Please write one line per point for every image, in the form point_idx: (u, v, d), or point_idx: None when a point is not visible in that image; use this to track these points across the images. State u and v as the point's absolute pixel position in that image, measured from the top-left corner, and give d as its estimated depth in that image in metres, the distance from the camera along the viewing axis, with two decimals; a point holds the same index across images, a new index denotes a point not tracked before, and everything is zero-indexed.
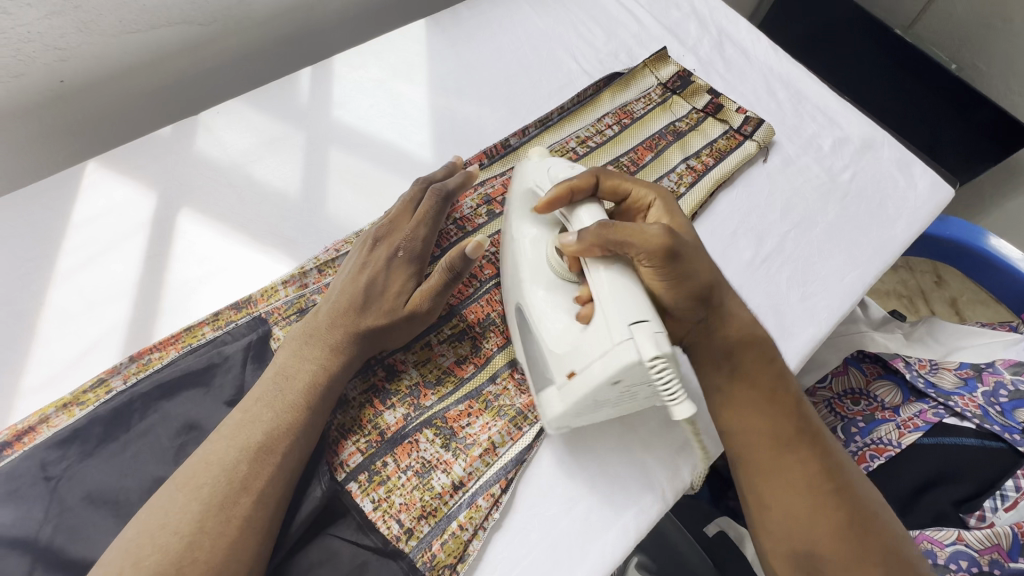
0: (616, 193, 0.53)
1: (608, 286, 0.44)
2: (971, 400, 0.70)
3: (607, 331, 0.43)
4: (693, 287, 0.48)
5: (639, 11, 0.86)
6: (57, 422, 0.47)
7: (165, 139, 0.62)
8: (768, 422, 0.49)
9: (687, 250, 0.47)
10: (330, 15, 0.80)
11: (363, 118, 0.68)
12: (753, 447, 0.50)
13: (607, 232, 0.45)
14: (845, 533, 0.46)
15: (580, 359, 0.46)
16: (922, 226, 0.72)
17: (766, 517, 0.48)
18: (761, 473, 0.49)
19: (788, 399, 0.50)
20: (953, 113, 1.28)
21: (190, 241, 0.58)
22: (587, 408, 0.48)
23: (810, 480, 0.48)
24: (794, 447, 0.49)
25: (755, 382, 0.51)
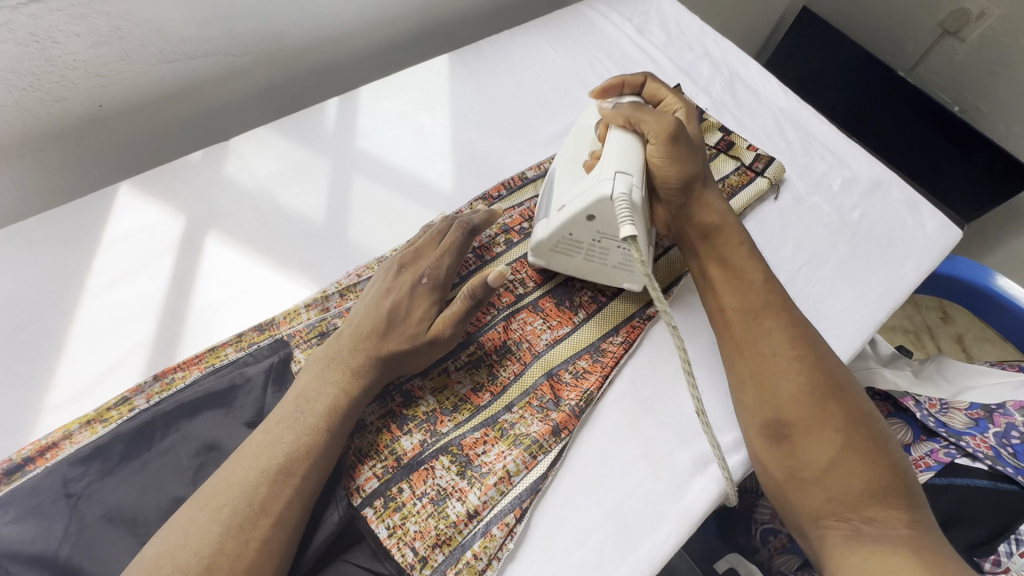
0: (654, 98, 0.68)
1: (613, 145, 0.57)
2: (982, 440, 0.70)
3: (596, 174, 0.55)
4: (682, 172, 0.60)
5: (654, 51, 0.89)
6: (80, 439, 0.48)
7: (197, 164, 0.65)
8: (740, 296, 0.57)
9: (685, 141, 0.59)
10: (357, 49, 0.84)
11: (387, 148, 0.71)
12: (728, 323, 0.57)
13: (634, 110, 0.59)
14: (813, 399, 0.51)
15: (571, 195, 0.56)
16: (931, 265, 0.73)
17: (741, 389, 0.54)
18: (736, 346, 0.56)
19: (758, 277, 0.58)
20: (958, 154, 1.32)
21: (216, 263, 0.59)
22: (563, 242, 0.59)
23: (775, 347, 0.54)
24: (764, 319, 0.56)
25: (729, 260, 0.60)
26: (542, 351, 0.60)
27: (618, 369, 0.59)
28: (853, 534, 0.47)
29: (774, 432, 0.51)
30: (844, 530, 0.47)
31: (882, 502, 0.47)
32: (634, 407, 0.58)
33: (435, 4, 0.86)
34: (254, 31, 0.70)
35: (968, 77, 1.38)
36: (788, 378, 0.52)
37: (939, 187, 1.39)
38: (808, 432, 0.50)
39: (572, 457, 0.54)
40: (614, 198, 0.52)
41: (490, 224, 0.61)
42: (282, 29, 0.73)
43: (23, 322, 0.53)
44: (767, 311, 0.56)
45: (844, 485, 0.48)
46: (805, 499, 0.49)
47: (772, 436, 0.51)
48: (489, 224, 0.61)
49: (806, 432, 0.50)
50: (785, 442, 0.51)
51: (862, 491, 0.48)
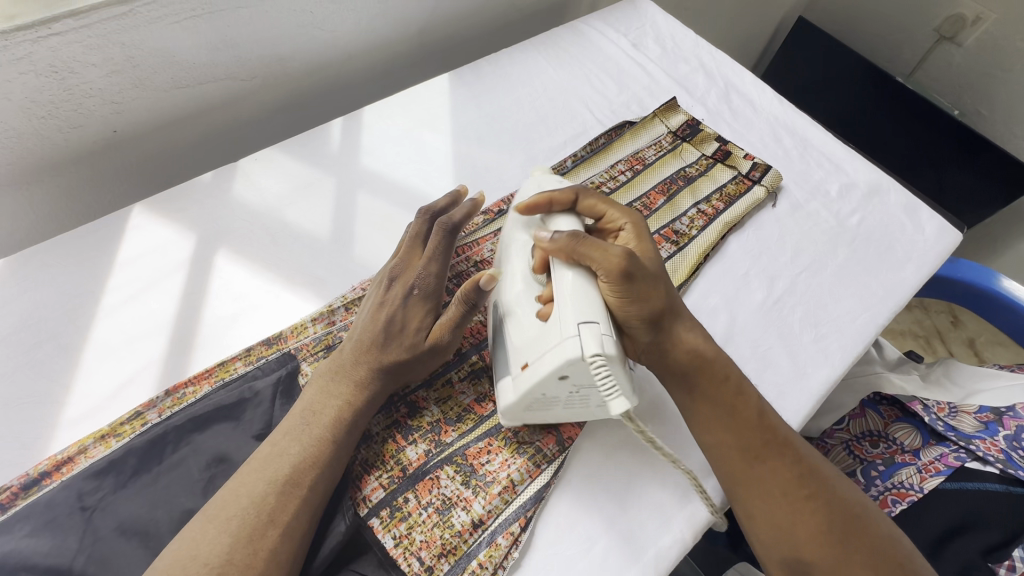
0: (593, 213, 0.59)
1: (568, 290, 0.50)
2: (993, 443, 0.71)
3: (558, 327, 0.48)
4: (646, 311, 0.52)
5: (649, 65, 0.91)
6: (94, 454, 0.49)
7: (207, 185, 0.67)
8: (735, 433, 0.52)
9: (642, 274, 0.52)
10: (360, 70, 0.86)
11: (389, 165, 0.72)
12: (727, 462, 0.52)
13: (575, 243, 0.51)
14: (832, 540, 0.48)
15: (534, 351, 0.50)
16: (931, 269, 0.73)
17: (756, 531, 0.51)
18: (742, 487, 0.51)
19: (752, 409, 0.53)
20: (961, 158, 1.32)
21: (226, 280, 0.61)
22: (537, 401, 0.51)
23: (783, 485, 0.50)
24: (766, 457, 0.51)
25: (715, 395, 0.54)
26: None
27: None
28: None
29: (798, 574, 0.49)
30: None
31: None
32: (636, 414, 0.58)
33: (434, 25, 0.89)
34: (260, 56, 0.73)
35: (968, 82, 1.45)
36: (802, 521, 0.49)
37: (944, 191, 1.40)
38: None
39: (576, 465, 0.55)
40: (590, 361, 0.46)
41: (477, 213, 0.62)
42: (287, 53, 0.75)
43: (40, 339, 0.55)
44: (770, 446, 0.52)
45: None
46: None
47: None
48: (474, 213, 0.61)
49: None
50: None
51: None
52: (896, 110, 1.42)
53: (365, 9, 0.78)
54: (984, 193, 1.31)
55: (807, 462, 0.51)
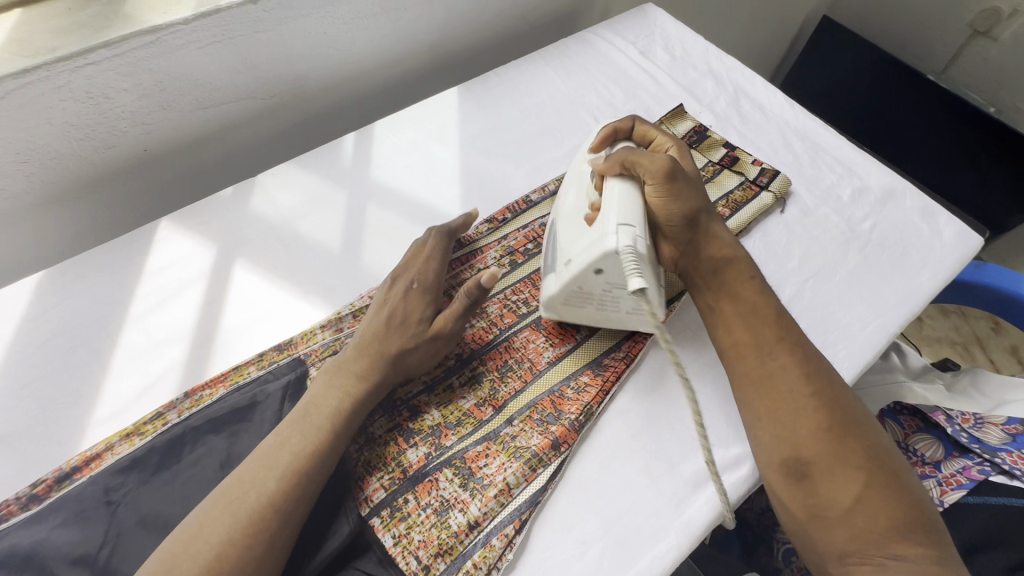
0: (645, 139, 0.68)
1: (613, 197, 0.56)
2: (1020, 457, 0.72)
3: (598, 227, 0.55)
4: (686, 210, 0.59)
5: (657, 72, 0.91)
6: (119, 451, 0.52)
7: (227, 200, 0.71)
8: (750, 330, 0.57)
9: (684, 178, 0.59)
10: (373, 86, 0.89)
11: (398, 177, 0.75)
12: (741, 358, 0.56)
13: (628, 153, 0.58)
14: (830, 436, 0.51)
15: (577, 249, 0.56)
16: (948, 276, 0.71)
17: (760, 426, 0.53)
18: (751, 382, 0.55)
19: (770, 310, 0.57)
20: (1004, 158, 1.34)
21: (243, 289, 0.64)
22: (576, 295, 0.58)
23: (790, 382, 0.53)
24: (778, 351, 0.55)
25: (739, 293, 0.59)
26: (543, 369, 0.61)
27: (619, 385, 0.60)
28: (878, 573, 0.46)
29: (794, 471, 0.51)
30: (868, 569, 0.47)
31: (907, 539, 0.47)
32: (635, 422, 0.59)
33: (444, 41, 0.92)
34: (278, 76, 0.77)
35: (1007, 76, 1.41)
36: (804, 416, 0.52)
37: (981, 193, 1.43)
38: (830, 470, 0.50)
39: (572, 471, 0.55)
40: (621, 252, 0.52)
41: (467, 228, 0.68)
42: (303, 72, 0.79)
43: (75, 345, 0.59)
44: (780, 346, 0.55)
45: (866, 524, 0.48)
46: (828, 538, 0.49)
47: (793, 474, 0.51)
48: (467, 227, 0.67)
49: (826, 469, 0.50)
50: (805, 481, 0.50)
51: (885, 528, 0.47)
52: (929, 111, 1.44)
53: (377, 28, 0.81)
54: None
55: (814, 366, 0.54)
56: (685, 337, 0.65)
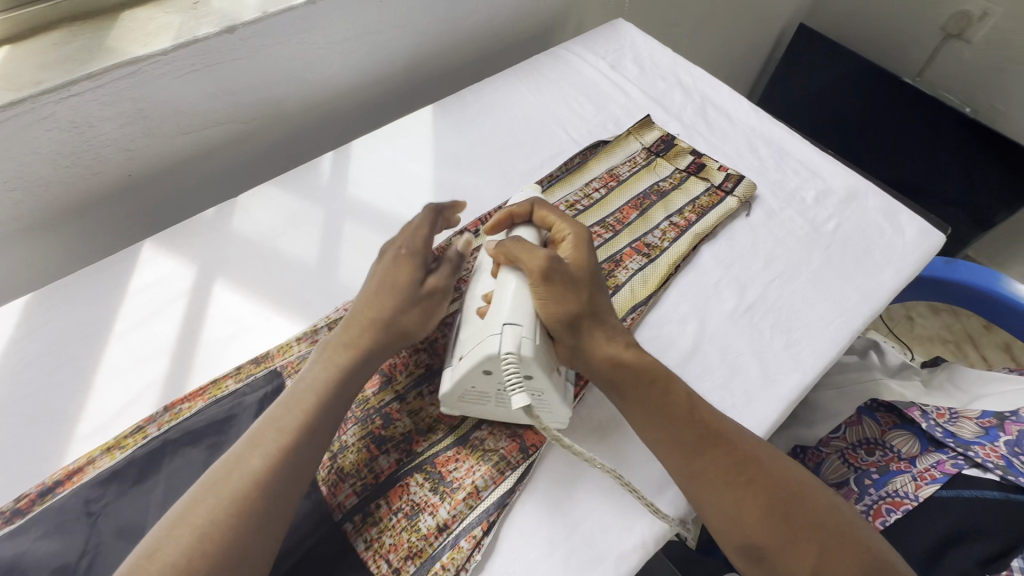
0: (545, 224, 0.64)
1: (506, 292, 0.57)
2: (993, 449, 0.73)
3: (488, 326, 0.55)
4: (567, 312, 0.56)
5: (626, 85, 0.94)
6: (101, 464, 0.54)
7: (209, 220, 0.74)
8: (669, 428, 0.55)
9: (564, 278, 0.57)
10: (352, 108, 0.93)
11: (374, 194, 0.78)
12: (669, 458, 0.55)
13: (513, 245, 0.58)
14: (775, 518, 0.51)
15: (467, 348, 0.56)
16: (910, 273, 0.73)
17: (709, 521, 0.53)
18: (689, 480, 0.53)
19: (688, 401, 0.56)
20: (991, 156, 1.37)
21: (223, 305, 0.67)
22: (468, 395, 0.56)
23: (725, 474, 0.53)
24: (703, 446, 0.54)
25: (654, 392, 0.57)
26: None
27: (586, 389, 0.63)
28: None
29: (753, 558, 0.51)
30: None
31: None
32: (602, 423, 0.61)
33: (420, 62, 0.95)
34: (258, 100, 0.80)
35: (983, 77, 1.44)
36: (744, 508, 0.51)
37: (970, 189, 1.45)
38: (785, 550, 0.50)
39: (540, 474, 0.57)
40: (503, 355, 0.52)
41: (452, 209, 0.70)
42: (282, 96, 0.82)
43: (60, 364, 0.61)
44: (708, 438, 0.54)
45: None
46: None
47: (752, 558, 0.51)
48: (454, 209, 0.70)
49: (780, 550, 0.50)
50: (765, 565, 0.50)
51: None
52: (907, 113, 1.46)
53: (353, 51, 0.85)
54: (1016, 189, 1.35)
55: (741, 450, 0.54)
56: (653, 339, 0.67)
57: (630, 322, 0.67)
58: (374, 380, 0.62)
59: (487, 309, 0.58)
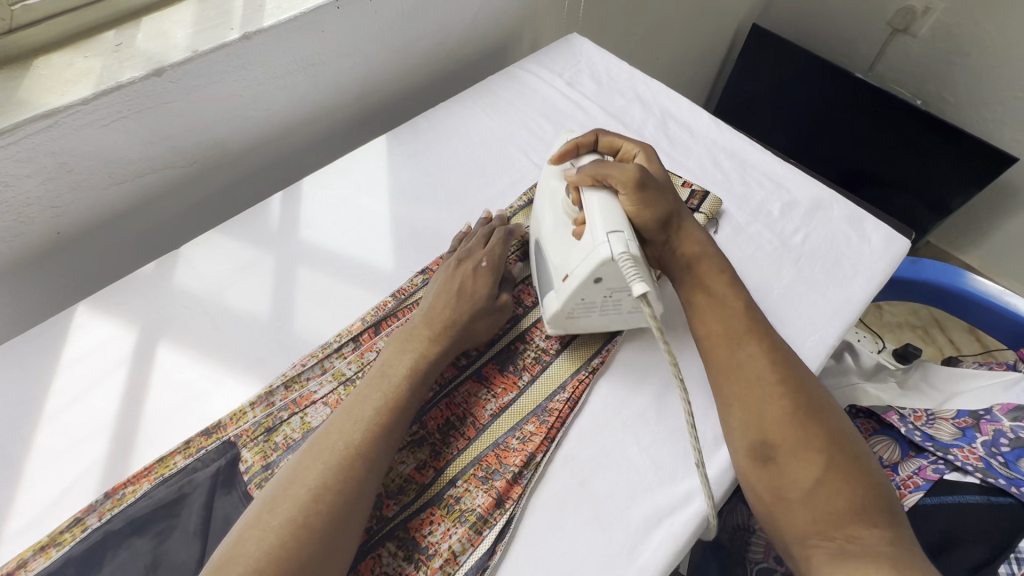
0: (611, 149, 0.72)
1: (595, 206, 0.60)
2: (971, 452, 0.73)
3: (591, 239, 0.58)
4: (658, 211, 0.63)
5: (585, 102, 0.92)
6: (34, 566, 0.49)
7: (150, 276, 0.69)
8: (723, 322, 0.60)
9: (653, 185, 0.63)
10: (301, 142, 0.88)
11: (329, 235, 0.74)
12: (712, 346, 0.60)
13: (598, 167, 0.63)
14: (795, 421, 0.53)
15: (573, 263, 0.59)
16: (879, 283, 0.72)
17: (727, 410, 0.56)
18: (721, 370, 0.58)
19: (739, 305, 0.61)
20: (944, 141, 1.40)
21: (168, 370, 0.62)
22: (578, 307, 0.61)
23: (758, 371, 0.56)
24: (746, 342, 0.58)
25: (709, 286, 0.63)
26: (486, 423, 0.60)
27: (564, 432, 0.59)
28: (837, 553, 0.48)
29: (760, 454, 0.53)
30: (830, 550, 0.49)
31: (866, 521, 0.49)
32: (582, 468, 0.57)
33: (371, 90, 0.92)
34: (198, 142, 0.75)
35: (931, 70, 1.49)
36: (770, 405, 0.54)
37: (930, 176, 1.48)
38: (793, 452, 0.52)
39: (521, 530, 0.54)
40: (619, 258, 0.54)
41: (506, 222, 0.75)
42: (223, 136, 0.77)
43: None
44: (750, 335, 0.58)
45: (826, 506, 0.50)
46: (792, 518, 0.51)
47: (759, 454, 0.53)
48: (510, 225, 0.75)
49: (790, 454, 0.52)
50: (768, 464, 0.53)
51: (843, 511, 0.49)
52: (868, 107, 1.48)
53: (297, 85, 0.81)
54: (974, 175, 1.39)
55: (782, 357, 0.57)
56: (629, 372, 0.64)
57: (604, 355, 0.65)
58: None
59: (583, 229, 0.61)
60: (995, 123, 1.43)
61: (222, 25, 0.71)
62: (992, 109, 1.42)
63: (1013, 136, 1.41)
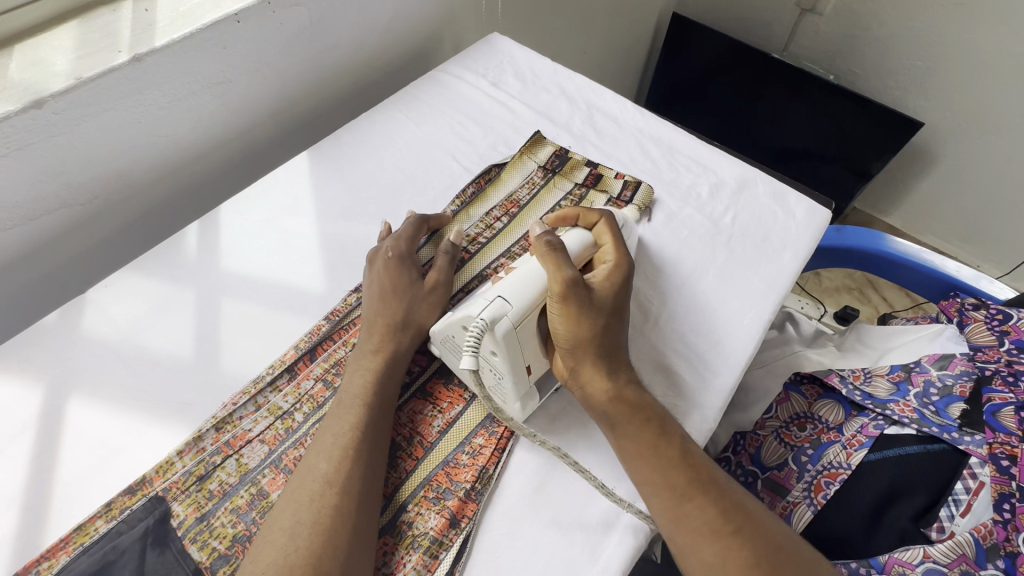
0: (597, 241, 0.66)
1: (519, 276, 0.58)
2: (906, 404, 0.77)
3: (487, 292, 0.58)
4: (571, 334, 0.57)
5: (511, 101, 0.91)
6: None
7: (52, 326, 0.63)
8: (658, 467, 0.53)
9: (586, 305, 0.58)
10: (216, 166, 0.84)
11: (252, 261, 0.70)
12: (656, 502, 0.52)
13: (548, 251, 0.60)
14: (762, 573, 0.47)
15: (467, 302, 0.60)
16: (806, 253, 0.75)
17: (692, 573, 0.49)
18: (671, 530, 0.51)
19: (675, 447, 0.54)
20: (856, 107, 1.49)
21: (82, 427, 0.57)
22: (449, 342, 0.59)
23: (710, 526, 0.50)
24: (691, 493, 0.51)
25: (637, 430, 0.55)
26: (434, 441, 0.58)
27: (515, 439, 0.58)
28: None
29: None
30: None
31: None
32: (537, 473, 0.56)
33: (286, 105, 0.88)
34: (96, 176, 0.70)
35: (838, 47, 1.58)
36: (731, 559, 0.48)
37: (849, 145, 1.57)
38: None
39: (479, 546, 0.52)
40: (476, 319, 0.54)
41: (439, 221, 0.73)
42: (125, 167, 0.72)
43: None
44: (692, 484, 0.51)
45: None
46: None
47: None
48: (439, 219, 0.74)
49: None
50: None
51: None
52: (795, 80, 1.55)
53: (204, 105, 0.76)
54: (888, 140, 1.49)
55: (729, 497, 0.51)
56: None
57: None
58: (277, 481, 0.54)
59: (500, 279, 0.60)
60: (901, 91, 1.54)
61: (108, 48, 0.65)
62: (898, 78, 1.52)
63: (917, 102, 1.53)
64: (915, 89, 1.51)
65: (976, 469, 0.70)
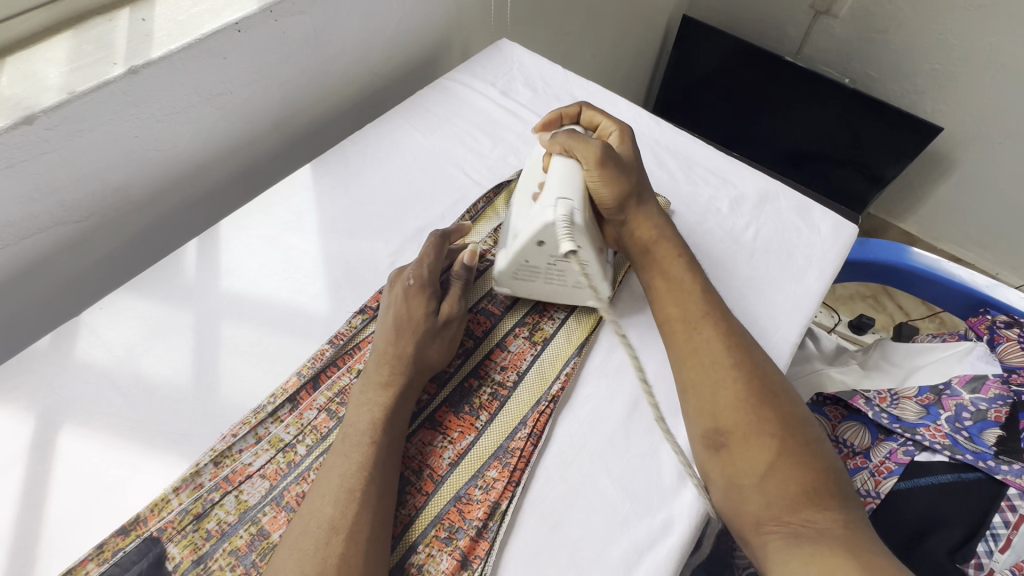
0: (592, 125, 0.72)
1: (555, 173, 0.63)
2: (937, 429, 0.73)
3: (541, 204, 0.61)
4: (616, 190, 0.64)
5: (522, 110, 0.88)
6: None
7: (43, 350, 0.60)
8: (681, 306, 0.61)
9: (616, 163, 0.64)
10: (217, 180, 0.81)
11: (253, 282, 0.67)
12: (671, 332, 0.60)
13: (568, 138, 0.65)
14: (747, 404, 0.54)
15: (523, 223, 0.62)
16: (833, 271, 0.71)
17: (686, 396, 0.57)
18: (678, 358, 0.59)
19: (695, 288, 0.62)
20: (872, 113, 1.45)
21: (73, 461, 0.54)
22: (523, 268, 0.63)
23: (714, 357, 0.57)
24: (703, 327, 0.59)
25: (666, 272, 0.64)
26: (445, 474, 0.55)
27: (529, 474, 0.55)
28: (792, 538, 0.48)
29: (715, 440, 0.53)
30: (782, 534, 0.49)
31: (816, 504, 0.49)
32: (553, 510, 0.53)
33: (290, 115, 0.85)
34: (90, 192, 0.67)
35: (854, 49, 1.54)
36: (725, 387, 0.55)
37: (862, 150, 1.54)
38: (744, 438, 0.52)
39: None
40: (556, 221, 0.58)
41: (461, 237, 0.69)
42: (123, 182, 0.69)
43: None
44: (705, 322, 0.59)
45: (779, 487, 0.50)
46: (746, 506, 0.51)
47: (712, 440, 0.54)
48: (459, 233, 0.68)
49: (742, 438, 0.52)
50: (724, 450, 0.53)
51: (796, 495, 0.49)
52: (809, 84, 1.51)
53: (203, 117, 0.73)
54: (906, 143, 1.45)
55: (738, 340, 0.58)
56: (593, 394, 0.61)
57: (564, 381, 0.60)
58: (279, 520, 0.51)
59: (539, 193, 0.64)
60: (919, 95, 1.49)
61: (103, 60, 0.62)
62: (917, 81, 1.48)
63: (935, 106, 1.48)
64: (934, 93, 1.47)
65: (1015, 501, 0.66)
